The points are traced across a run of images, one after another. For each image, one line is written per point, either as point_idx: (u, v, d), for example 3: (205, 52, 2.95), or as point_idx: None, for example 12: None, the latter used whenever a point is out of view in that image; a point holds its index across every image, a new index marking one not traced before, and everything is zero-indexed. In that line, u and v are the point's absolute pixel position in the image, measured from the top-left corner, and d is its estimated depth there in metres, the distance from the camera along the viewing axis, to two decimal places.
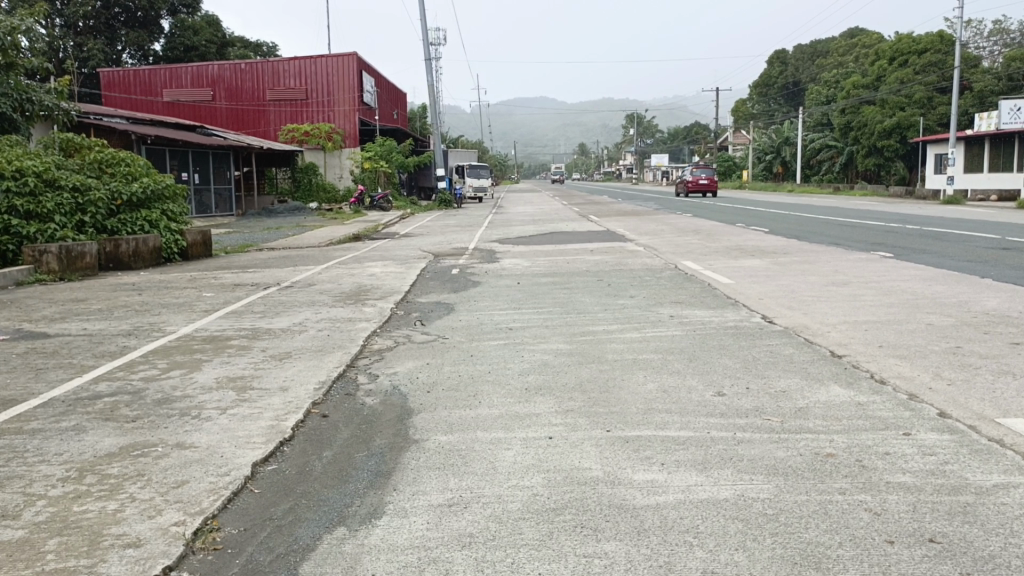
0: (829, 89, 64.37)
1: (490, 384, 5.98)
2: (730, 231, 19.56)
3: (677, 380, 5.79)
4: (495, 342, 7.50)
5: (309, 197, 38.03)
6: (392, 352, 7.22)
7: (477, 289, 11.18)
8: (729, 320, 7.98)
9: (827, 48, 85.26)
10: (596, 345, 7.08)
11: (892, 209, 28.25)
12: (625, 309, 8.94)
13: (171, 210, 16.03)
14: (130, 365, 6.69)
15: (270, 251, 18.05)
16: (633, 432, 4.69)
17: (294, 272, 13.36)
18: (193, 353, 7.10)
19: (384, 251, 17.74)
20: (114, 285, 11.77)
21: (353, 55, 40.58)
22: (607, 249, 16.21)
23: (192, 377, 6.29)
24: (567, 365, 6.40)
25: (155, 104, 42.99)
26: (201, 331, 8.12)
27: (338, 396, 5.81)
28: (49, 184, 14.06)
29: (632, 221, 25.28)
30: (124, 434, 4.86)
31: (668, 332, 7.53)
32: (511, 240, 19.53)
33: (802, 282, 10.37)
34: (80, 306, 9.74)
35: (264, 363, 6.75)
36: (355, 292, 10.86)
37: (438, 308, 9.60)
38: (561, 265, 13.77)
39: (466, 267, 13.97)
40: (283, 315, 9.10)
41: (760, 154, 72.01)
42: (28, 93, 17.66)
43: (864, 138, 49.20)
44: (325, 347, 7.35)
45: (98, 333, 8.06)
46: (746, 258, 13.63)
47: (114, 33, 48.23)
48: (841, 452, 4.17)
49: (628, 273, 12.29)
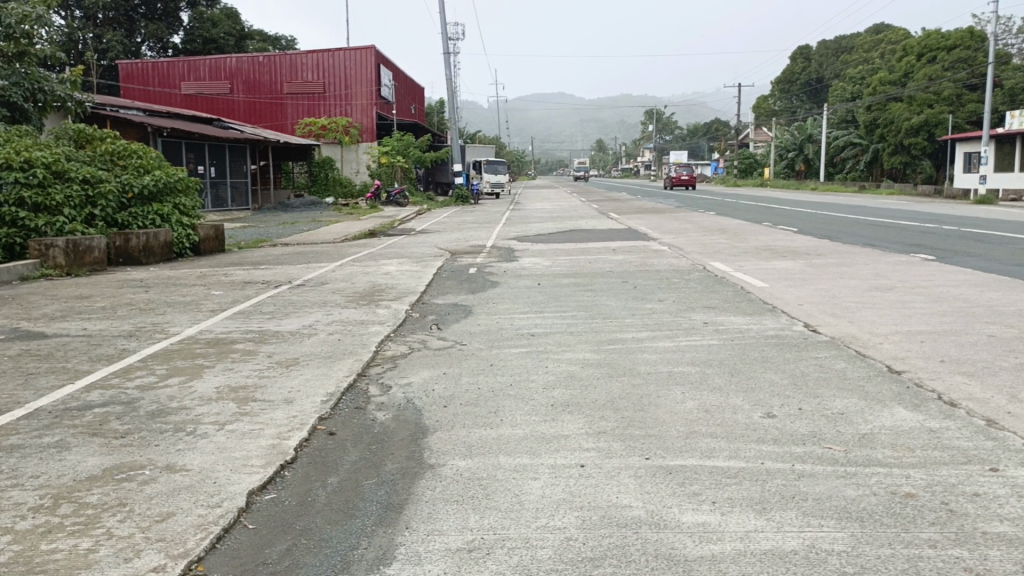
0: (853, 86, 63.19)
1: (511, 399, 5.46)
2: (758, 230, 18.90)
3: (720, 397, 5.24)
4: (518, 350, 6.99)
5: (326, 191, 37.97)
6: (406, 360, 6.73)
7: (496, 290, 10.66)
8: (768, 328, 7.41)
9: (852, 45, 83.94)
10: (626, 355, 6.54)
11: (922, 208, 27.40)
12: (655, 314, 8.39)
13: (184, 204, 15.63)
14: (127, 371, 6.23)
15: (284, 248, 17.63)
16: (676, 460, 4.15)
17: (306, 269, 12.93)
18: (194, 358, 6.64)
19: (400, 247, 17.29)
20: (121, 281, 11.37)
21: (371, 48, 40.19)
22: (631, 249, 15.63)
23: (190, 386, 5.82)
24: (596, 378, 5.86)
25: (173, 96, 42.81)
26: (206, 333, 7.67)
27: (346, 409, 5.32)
28: (58, 176, 13.70)
29: (654, 220, 24.64)
30: (109, 455, 4.39)
31: (703, 341, 6.97)
32: (531, 237, 19.01)
33: (842, 287, 9.78)
34: (83, 304, 9.32)
35: (269, 370, 6.28)
36: (368, 292, 10.37)
37: (455, 310, 9.08)
38: (584, 265, 13.23)
39: (484, 265, 13.47)
40: (293, 316, 8.63)
41: (781, 152, 70.91)
42: (41, 83, 17.33)
43: (891, 136, 48.16)
44: (336, 353, 6.88)
45: (97, 335, 7.61)
46: (778, 259, 13.03)
47: (133, 26, 48.13)
48: (922, 492, 3.62)
49: (654, 274, 11.74)
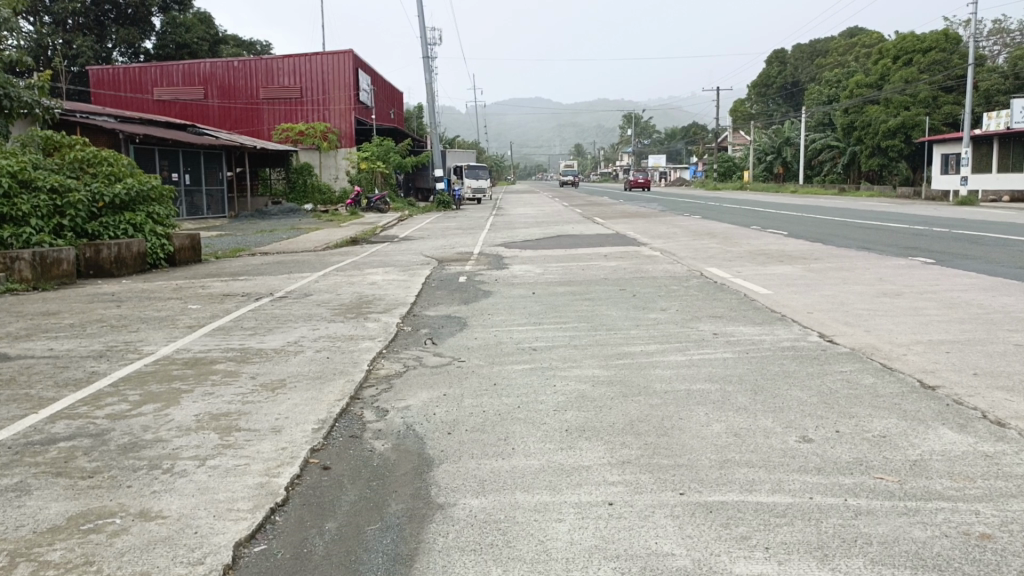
0: (830, 89, 63.52)
1: (521, 423, 5.01)
2: (748, 234, 18.63)
3: (748, 419, 4.83)
4: (521, 366, 6.55)
5: (304, 198, 37.24)
6: (401, 379, 6.27)
7: (490, 299, 10.23)
8: (781, 339, 7.03)
9: (827, 48, 84.55)
10: (638, 371, 6.13)
11: (906, 210, 27.35)
12: (661, 325, 7.97)
13: (158, 213, 15.01)
14: (98, 398, 5.70)
15: (264, 257, 17.06)
16: (716, 496, 3.73)
17: (289, 280, 12.41)
18: (170, 381, 6.12)
19: (384, 256, 16.80)
20: (92, 295, 10.78)
21: (349, 52, 39.59)
22: (622, 254, 15.24)
23: (166, 414, 5.30)
24: (609, 398, 5.43)
25: (145, 102, 41.99)
26: (184, 352, 7.15)
27: (340, 439, 4.85)
28: (24, 185, 13.09)
29: (640, 224, 24.34)
30: (76, 500, 3.89)
31: (716, 354, 6.58)
32: (518, 244, 18.61)
33: (848, 293, 9.45)
34: (50, 321, 8.75)
35: (254, 394, 5.78)
36: (356, 304, 9.89)
37: (449, 323, 8.63)
38: (577, 272, 12.83)
39: (474, 273, 13.04)
40: (277, 331, 8.12)
41: (760, 155, 71.22)
42: (7, 88, 16.56)
43: (868, 138, 48.40)
44: (325, 373, 6.38)
45: (65, 356, 7.07)
46: (775, 263, 12.73)
47: (104, 31, 47.22)
48: (1000, 533, 3.22)
49: (651, 281, 11.38)
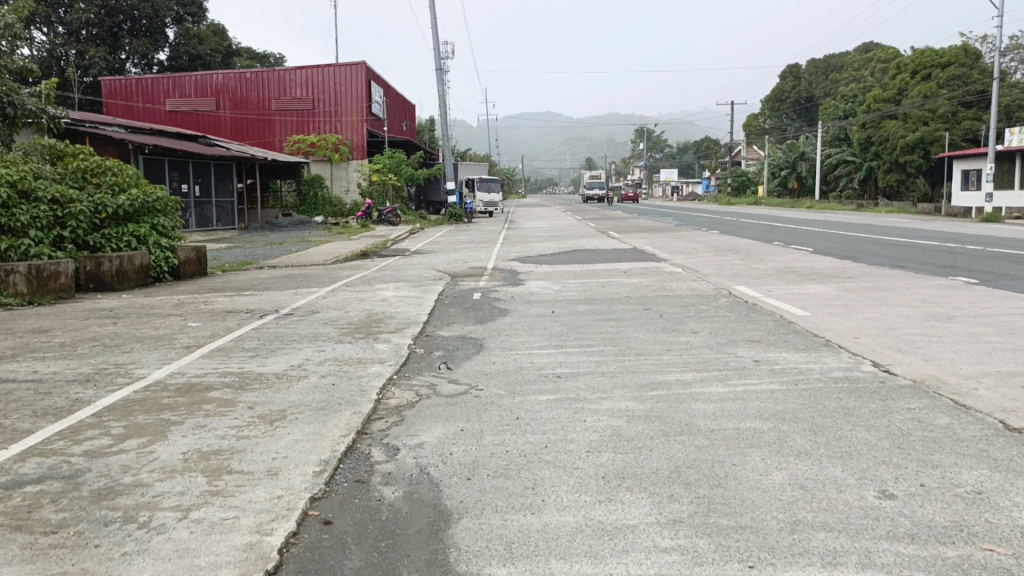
0: (846, 104, 62.85)
1: (550, 467, 4.41)
2: (771, 250, 18.00)
3: (813, 468, 4.21)
4: (546, 397, 5.92)
5: (315, 210, 36.86)
6: (414, 410, 5.67)
7: (507, 319, 9.65)
8: (831, 368, 6.41)
9: (841, 63, 83.94)
10: (677, 405, 5.49)
11: (930, 227, 26.65)
12: (694, 350, 7.33)
13: (163, 224, 14.52)
14: (76, 431, 5.10)
15: (272, 270, 16.55)
16: (793, 572, 3.11)
17: (295, 295, 11.87)
18: (160, 412, 5.53)
19: (395, 270, 16.27)
20: (88, 311, 10.24)
21: (362, 64, 39.29)
22: (642, 270, 14.66)
23: (150, 452, 4.71)
24: (650, 438, 4.80)
25: (157, 112, 41.84)
26: (178, 377, 6.57)
27: (344, 484, 4.24)
28: (24, 196, 12.61)
29: (657, 238, 23.77)
30: (28, 566, 3.28)
31: (763, 386, 5.94)
32: (533, 258, 18.02)
33: (893, 315, 8.82)
34: (40, 339, 8.19)
35: (250, 428, 5.18)
36: (365, 323, 9.29)
37: (465, 345, 8.03)
38: (597, 289, 12.25)
39: (489, 290, 12.48)
40: (280, 353, 7.54)
41: (774, 169, 70.60)
42: (11, 95, 16.04)
43: (886, 153, 47.74)
44: (330, 403, 5.76)
45: (49, 379, 6.49)
46: (807, 282, 12.10)
47: (117, 42, 47.15)
48: None
49: (677, 299, 10.80)
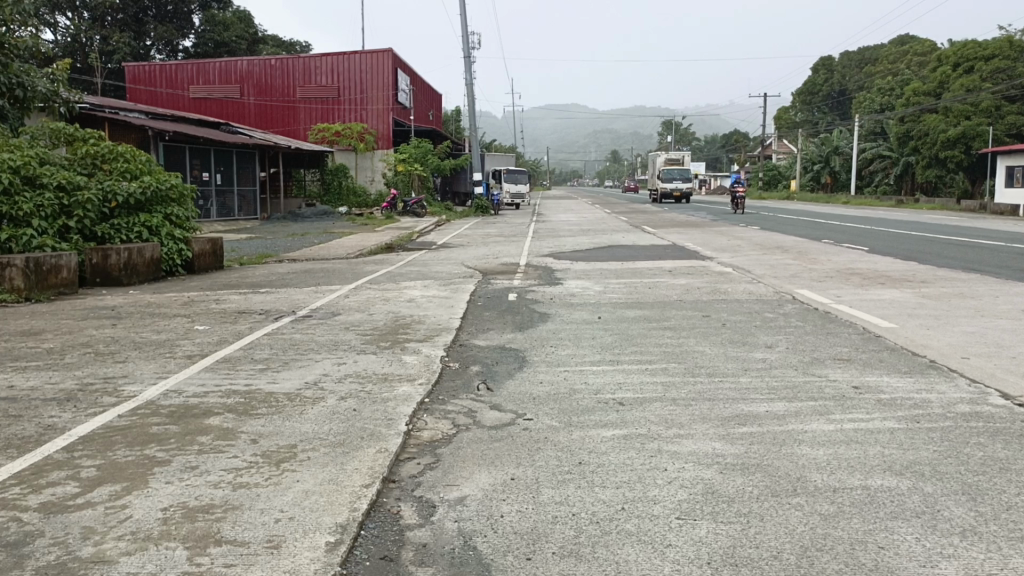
0: (883, 97, 61.14)
1: (634, 544, 3.37)
2: (824, 248, 16.81)
3: (989, 559, 3.16)
4: (610, 433, 4.87)
5: (338, 200, 35.89)
6: (450, 448, 4.66)
7: (549, 325, 8.61)
8: (952, 401, 5.30)
9: (876, 56, 82.00)
10: (782, 451, 4.41)
11: (983, 225, 25.27)
12: (777, 372, 6.22)
13: (177, 214, 13.67)
14: (38, 473, 4.12)
15: (291, 265, 15.65)
16: None
17: (315, 294, 10.93)
18: (145, 446, 4.56)
19: (422, 265, 15.31)
20: (88, 310, 9.31)
21: (387, 51, 38.39)
22: (689, 270, 13.52)
23: (122, 507, 3.73)
24: (761, 503, 3.73)
25: (180, 99, 41.21)
26: (174, 396, 5.59)
27: (366, 565, 3.23)
28: (29, 182, 11.79)
29: (696, 233, 22.60)
30: None
31: (879, 424, 4.84)
32: (568, 254, 16.96)
33: (997, 330, 7.66)
34: (26, 345, 7.26)
35: (250, 472, 4.18)
36: (390, 329, 8.27)
37: (505, 358, 6.99)
38: (644, 292, 11.14)
39: (526, 290, 11.49)
40: (295, 366, 6.57)
41: (807, 164, 68.66)
42: (22, 77, 14.96)
43: (926, 148, 45.85)
44: (352, 439, 4.75)
45: (23, 398, 5.52)
46: (877, 286, 10.96)
47: (142, 28, 46.59)
48: None
49: (736, 304, 9.76)
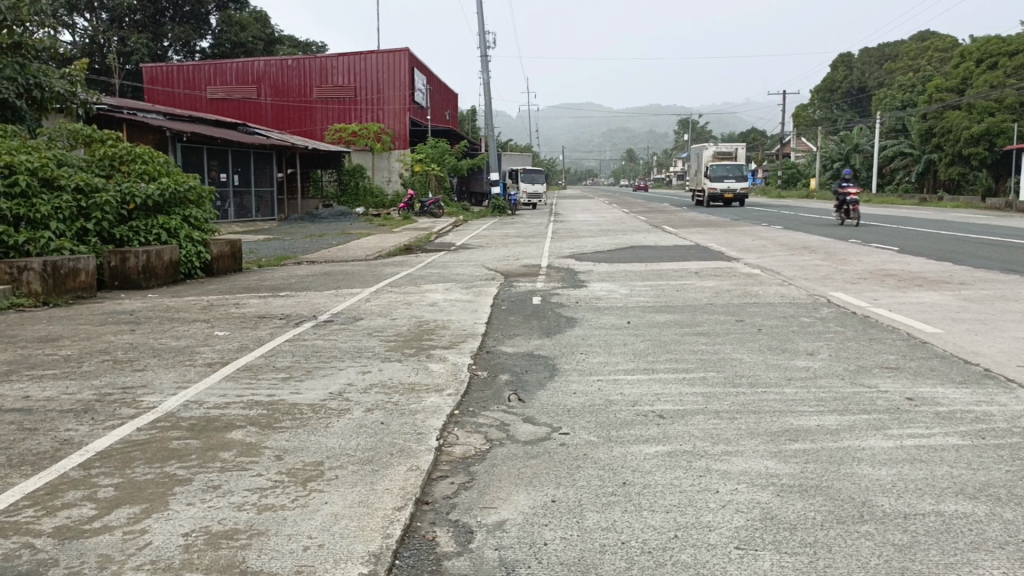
0: (905, 94, 60.27)
1: None
2: (852, 248, 16.40)
3: None
4: (654, 450, 4.58)
5: (355, 201, 35.75)
6: (485, 466, 4.39)
7: (577, 330, 8.34)
8: (1015, 414, 4.99)
9: (896, 52, 80.92)
10: (841, 471, 4.11)
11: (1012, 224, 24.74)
12: (823, 381, 5.93)
13: (195, 216, 13.52)
14: (53, 494, 3.90)
15: (310, 267, 15.48)
16: None
17: (336, 297, 10.72)
18: (166, 463, 4.34)
19: (442, 267, 15.09)
20: (107, 315, 9.14)
21: (404, 51, 38.23)
22: (716, 272, 13.18)
23: (142, 532, 3.50)
24: (825, 530, 3.45)
25: (198, 100, 41.26)
26: (195, 408, 5.37)
27: None
28: (47, 184, 11.64)
29: (718, 233, 22.22)
30: None
31: (945, 441, 4.53)
32: (590, 256, 16.67)
33: None
34: (42, 351, 7.08)
35: (276, 493, 3.94)
36: (414, 334, 8.04)
37: (535, 366, 6.73)
38: (672, 294, 10.85)
39: (550, 293, 11.24)
40: (318, 375, 6.34)
41: (826, 162, 67.85)
42: (38, 77, 14.90)
43: (948, 145, 45.07)
44: (380, 455, 4.50)
45: (40, 409, 5.32)
46: (915, 288, 10.59)
47: (160, 29, 46.72)
48: None
49: (769, 308, 9.46)
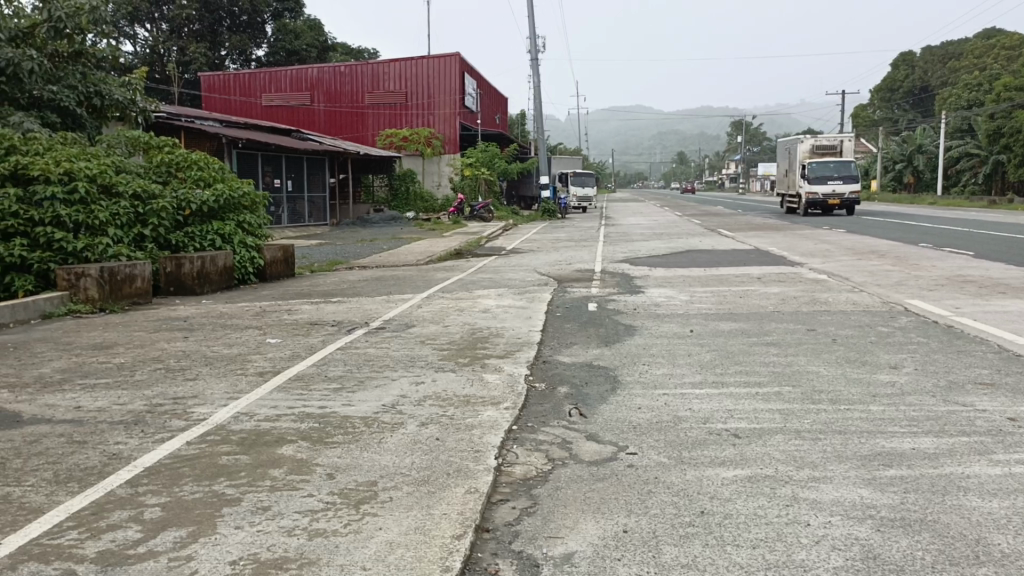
0: (970, 92, 57.98)
1: None
2: (922, 253, 15.64)
3: None
4: (732, 474, 4.21)
5: (406, 206, 35.82)
6: (548, 489, 4.08)
7: (637, 339, 7.97)
8: None
9: (960, 50, 78.22)
10: (947, 502, 3.69)
11: None
12: (910, 397, 5.48)
13: (249, 222, 13.54)
14: (98, 513, 3.73)
15: (363, 271, 15.43)
16: None
17: (387, 303, 10.54)
18: (214, 479, 4.14)
19: (494, 272, 14.84)
20: (161, 321, 9.11)
21: (455, 56, 38.22)
22: (779, 277, 12.65)
23: (187, 558, 3.28)
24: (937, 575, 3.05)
25: (254, 107, 41.90)
26: (245, 420, 5.19)
27: None
28: (105, 191, 11.73)
29: (778, 237, 21.51)
30: None
31: None
32: (645, 260, 16.25)
33: None
34: (96, 359, 7.02)
35: (328, 516, 3.70)
36: (468, 342, 7.77)
37: (595, 378, 6.40)
38: (734, 301, 10.40)
39: (606, 299, 10.89)
40: (371, 386, 6.11)
41: (887, 163, 65.78)
42: (98, 86, 15.13)
43: (1018, 146, 43.17)
44: (436, 474, 4.23)
45: (91, 421, 5.18)
46: (996, 296, 9.95)
47: (217, 38, 47.64)
48: None
49: (841, 316, 8.94)
